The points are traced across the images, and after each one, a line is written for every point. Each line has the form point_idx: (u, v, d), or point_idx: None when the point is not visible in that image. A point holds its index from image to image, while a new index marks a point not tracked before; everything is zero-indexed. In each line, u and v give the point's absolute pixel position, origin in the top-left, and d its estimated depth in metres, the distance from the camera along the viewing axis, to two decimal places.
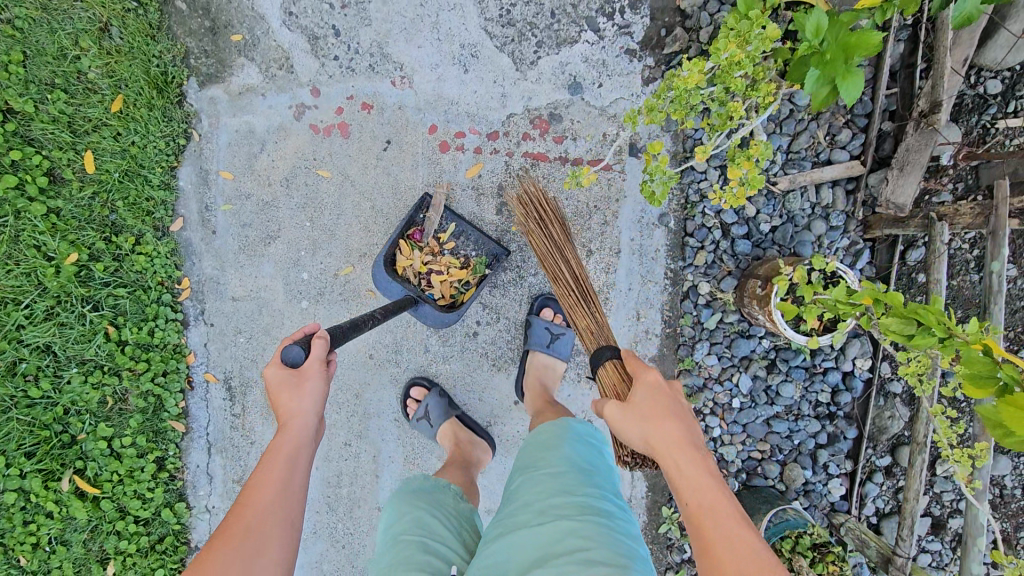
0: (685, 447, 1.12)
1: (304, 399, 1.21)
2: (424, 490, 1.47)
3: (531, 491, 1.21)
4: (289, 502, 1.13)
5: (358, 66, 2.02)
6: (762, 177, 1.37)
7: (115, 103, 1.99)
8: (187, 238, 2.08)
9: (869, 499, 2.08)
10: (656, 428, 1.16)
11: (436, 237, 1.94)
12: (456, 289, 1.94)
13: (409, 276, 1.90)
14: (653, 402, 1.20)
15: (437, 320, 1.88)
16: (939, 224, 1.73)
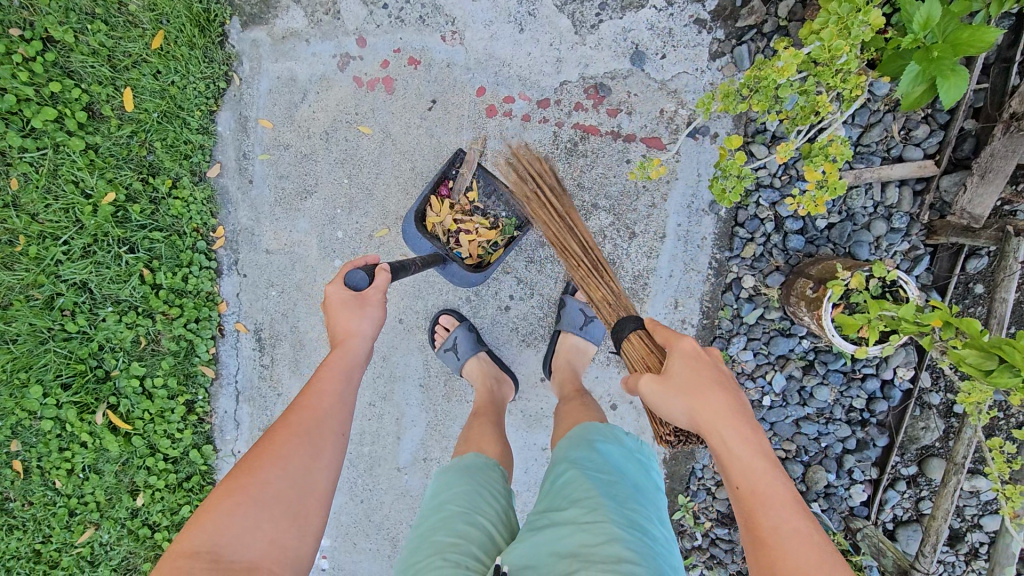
0: (729, 424, 1.08)
1: (363, 320, 1.28)
2: (476, 465, 1.41)
3: (579, 488, 1.18)
4: (341, 412, 1.17)
5: (408, 16, 1.90)
6: (842, 181, 1.36)
7: (156, 40, 1.93)
8: (223, 186, 2.04)
9: (888, 506, 2.04)
10: (705, 415, 1.10)
11: (466, 195, 1.89)
12: (484, 249, 1.91)
13: (438, 233, 1.87)
14: (698, 373, 1.15)
15: (463, 280, 1.87)
16: (1016, 240, 1.64)
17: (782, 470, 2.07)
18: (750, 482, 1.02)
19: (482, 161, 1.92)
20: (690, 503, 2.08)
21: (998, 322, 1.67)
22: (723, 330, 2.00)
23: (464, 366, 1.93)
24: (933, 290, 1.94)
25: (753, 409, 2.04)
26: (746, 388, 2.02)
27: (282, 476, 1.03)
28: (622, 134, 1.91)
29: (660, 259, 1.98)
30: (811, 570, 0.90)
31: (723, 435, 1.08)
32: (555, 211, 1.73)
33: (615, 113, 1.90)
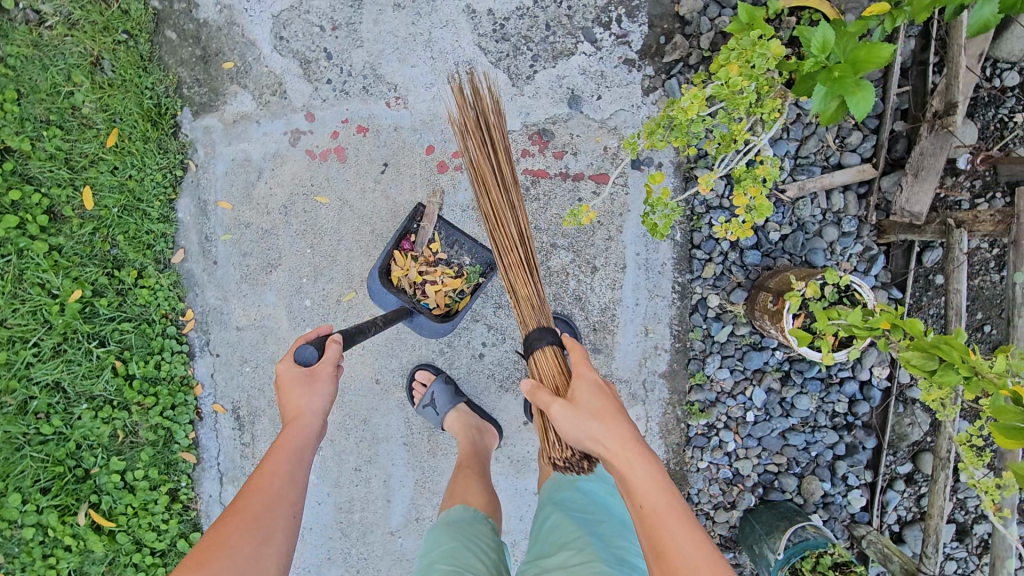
0: (635, 449, 1.12)
1: (314, 398, 1.25)
2: (462, 518, 1.39)
3: (566, 532, 1.23)
4: (292, 494, 1.17)
5: (352, 88, 1.98)
6: (770, 204, 1.41)
7: (111, 138, 1.99)
8: (189, 269, 2.07)
9: (891, 507, 2.02)
10: (609, 437, 1.13)
11: (430, 247, 1.92)
12: (451, 298, 1.92)
13: (404, 287, 1.89)
14: (603, 407, 1.17)
15: (432, 331, 1.90)
16: (957, 232, 1.68)
17: (777, 485, 2.03)
18: (651, 503, 1.08)
19: (442, 213, 1.97)
20: None
21: (957, 313, 1.69)
22: (696, 352, 2.01)
23: (444, 420, 1.93)
24: (893, 286, 1.97)
25: (738, 427, 2.03)
26: (728, 406, 2.02)
27: (232, 567, 1.04)
28: (570, 174, 1.97)
29: (625, 289, 2.02)
30: None
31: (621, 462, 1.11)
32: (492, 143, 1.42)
33: (561, 155, 1.97)
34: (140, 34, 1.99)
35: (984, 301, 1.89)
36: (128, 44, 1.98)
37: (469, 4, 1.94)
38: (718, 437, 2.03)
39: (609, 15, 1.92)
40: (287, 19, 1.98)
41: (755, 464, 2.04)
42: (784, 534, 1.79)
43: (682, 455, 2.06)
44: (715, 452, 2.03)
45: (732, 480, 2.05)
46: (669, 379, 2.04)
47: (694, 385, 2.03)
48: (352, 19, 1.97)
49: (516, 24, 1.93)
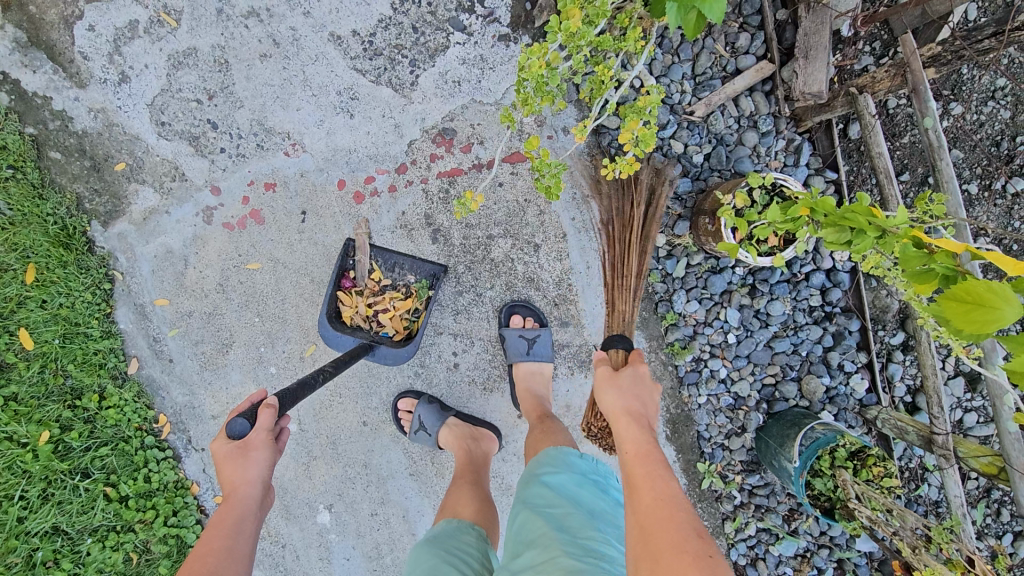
0: (638, 442, 1.19)
1: (248, 467, 1.25)
2: (444, 533, 1.41)
3: (536, 529, 1.23)
4: (230, 567, 1.15)
5: (247, 150, 1.94)
6: (654, 135, 1.39)
7: (29, 273, 1.94)
8: (148, 375, 2.04)
9: (896, 380, 2.02)
10: (623, 416, 1.27)
11: (372, 277, 1.92)
12: (408, 319, 1.93)
13: (359, 323, 1.90)
14: (634, 403, 1.32)
15: (396, 358, 1.86)
16: (861, 97, 1.66)
17: (779, 396, 2.03)
18: (647, 467, 1.12)
19: (373, 241, 1.96)
20: (712, 466, 2.06)
21: (886, 176, 1.66)
22: (661, 294, 2.01)
23: (439, 439, 1.89)
24: (827, 168, 1.97)
25: (724, 351, 2.02)
26: (708, 335, 2.02)
27: None
28: (484, 163, 1.95)
29: (572, 256, 2.00)
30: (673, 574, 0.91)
31: (633, 448, 1.18)
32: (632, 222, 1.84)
33: (469, 148, 1.94)
34: (26, 164, 1.93)
35: (916, 156, 1.92)
36: (17, 178, 1.92)
37: (332, 31, 1.88)
38: (708, 367, 2.03)
39: None
40: (162, 103, 1.91)
41: (752, 382, 2.04)
42: (795, 439, 1.78)
43: (680, 397, 2.05)
44: (710, 383, 2.02)
45: (736, 404, 2.04)
46: (644, 328, 2.03)
47: (669, 326, 2.02)
48: (225, 83, 1.90)
49: (384, 36, 1.89)
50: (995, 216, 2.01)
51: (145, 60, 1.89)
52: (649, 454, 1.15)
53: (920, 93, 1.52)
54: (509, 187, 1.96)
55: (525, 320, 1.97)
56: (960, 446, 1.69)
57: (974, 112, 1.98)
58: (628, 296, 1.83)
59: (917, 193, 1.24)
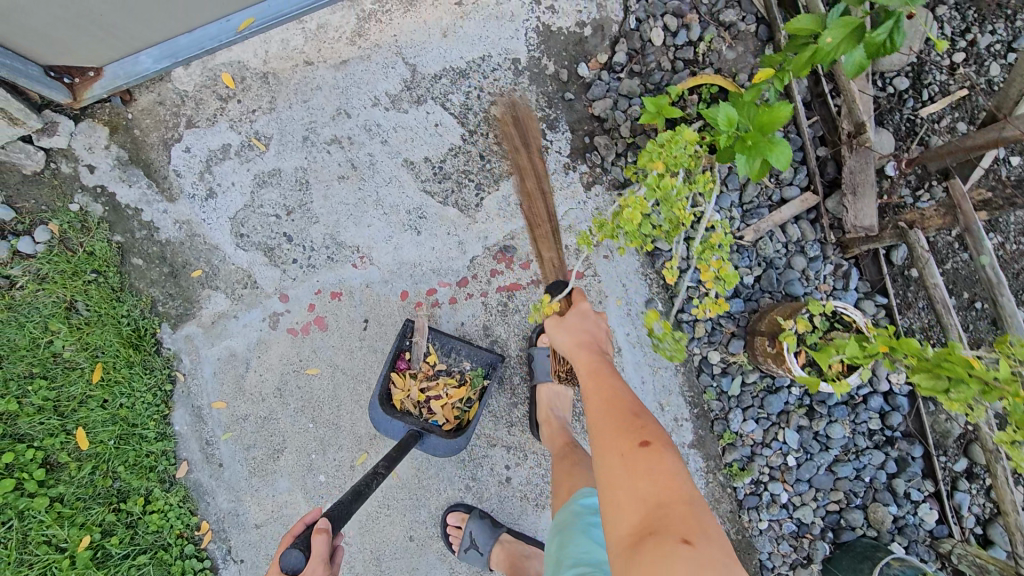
0: (586, 360, 1.36)
1: None
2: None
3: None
4: None
5: (317, 261, 2.05)
6: (735, 272, 1.51)
7: (96, 372, 2.00)
8: (195, 479, 2.02)
9: (965, 510, 1.95)
10: (579, 351, 1.40)
11: (426, 361, 1.93)
12: (459, 409, 1.92)
13: (410, 408, 1.89)
14: (583, 337, 1.45)
15: (447, 449, 1.81)
16: (913, 232, 1.71)
17: (845, 524, 1.96)
18: (598, 378, 1.29)
19: (432, 327, 1.99)
20: None
21: (944, 307, 1.69)
22: (717, 412, 2.00)
23: (490, 557, 1.89)
24: (877, 293, 2.03)
25: (784, 474, 1.98)
26: (767, 457, 1.98)
27: None
28: (542, 279, 2.03)
29: (627, 371, 2.02)
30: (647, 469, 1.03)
31: (593, 386, 1.28)
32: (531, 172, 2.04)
33: (528, 265, 2.03)
34: (108, 268, 2.04)
35: (962, 282, 1.96)
36: (99, 281, 2.03)
37: (406, 157, 2.04)
38: (769, 491, 1.97)
39: (534, 131, 2.05)
40: (244, 217, 2.05)
41: (815, 508, 1.97)
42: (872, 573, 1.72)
43: (740, 520, 1.99)
44: (772, 508, 1.96)
45: (799, 532, 1.97)
46: (700, 447, 2.00)
47: (726, 445, 1.99)
48: (304, 201, 2.05)
49: (453, 163, 2.04)
50: None
51: (232, 178, 2.06)
52: (617, 394, 1.22)
53: (973, 232, 1.57)
54: (565, 302, 2.03)
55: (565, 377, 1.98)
56: None
57: (1014, 241, 2.05)
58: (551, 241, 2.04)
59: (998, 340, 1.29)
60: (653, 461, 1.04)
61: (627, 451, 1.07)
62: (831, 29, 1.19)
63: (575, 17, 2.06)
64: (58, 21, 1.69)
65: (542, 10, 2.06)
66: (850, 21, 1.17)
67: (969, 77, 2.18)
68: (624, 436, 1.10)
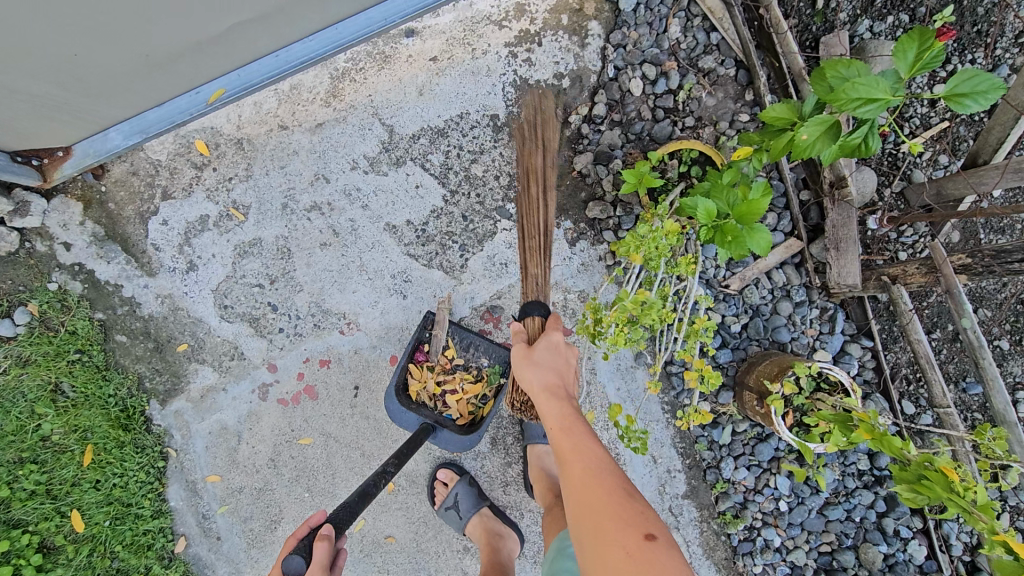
0: (559, 413, 1.25)
1: None
2: None
3: None
4: None
5: (304, 329, 2.03)
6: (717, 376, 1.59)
7: (87, 455, 1.97)
8: (195, 553, 2.02)
9: (953, 539, 1.96)
10: (550, 395, 1.30)
11: (445, 354, 1.90)
12: (474, 405, 1.90)
13: (425, 400, 1.88)
14: (552, 378, 1.34)
15: (458, 445, 1.84)
16: (896, 288, 1.77)
17: (837, 564, 2.01)
18: (561, 420, 1.24)
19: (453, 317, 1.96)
20: None
21: (928, 361, 1.77)
22: (708, 461, 2.03)
23: (467, 524, 1.91)
24: (862, 335, 2.04)
25: (777, 519, 2.02)
26: (758, 503, 2.02)
27: None
28: None
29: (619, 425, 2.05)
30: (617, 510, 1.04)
31: (568, 445, 1.19)
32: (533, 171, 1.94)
33: None
34: (92, 347, 2.01)
35: (945, 314, 1.98)
36: (83, 361, 2.00)
37: (388, 222, 2.03)
38: (762, 536, 2.03)
39: (516, 188, 2.03)
40: (226, 288, 2.03)
41: (808, 550, 2.03)
42: None
43: (735, 566, 2.05)
44: (765, 553, 2.02)
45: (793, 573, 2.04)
46: (693, 496, 2.05)
47: (718, 493, 2.04)
48: (286, 269, 2.03)
49: (435, 225, 2.02)
50: None
51: (212, 250, 2.03)
52: (600, 465, 1.14)
53: (955, 295, 1.60)
54: None
55: None
56: None
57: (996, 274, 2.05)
58: (540, 256, 1.87)
59: (979, 428, 1.39)
60: (662, 556, 0.98)
61: (634, 548, 0.98)
62: (807, 124, 1.22)
63: (553, 69, 2.03)
64: (22, 115, 1.66)
65: (518, 63, 2.03)
66: (825, 117, 1.21)
67: (949, 109, 2.03)
68: (627, 525, 1.02)
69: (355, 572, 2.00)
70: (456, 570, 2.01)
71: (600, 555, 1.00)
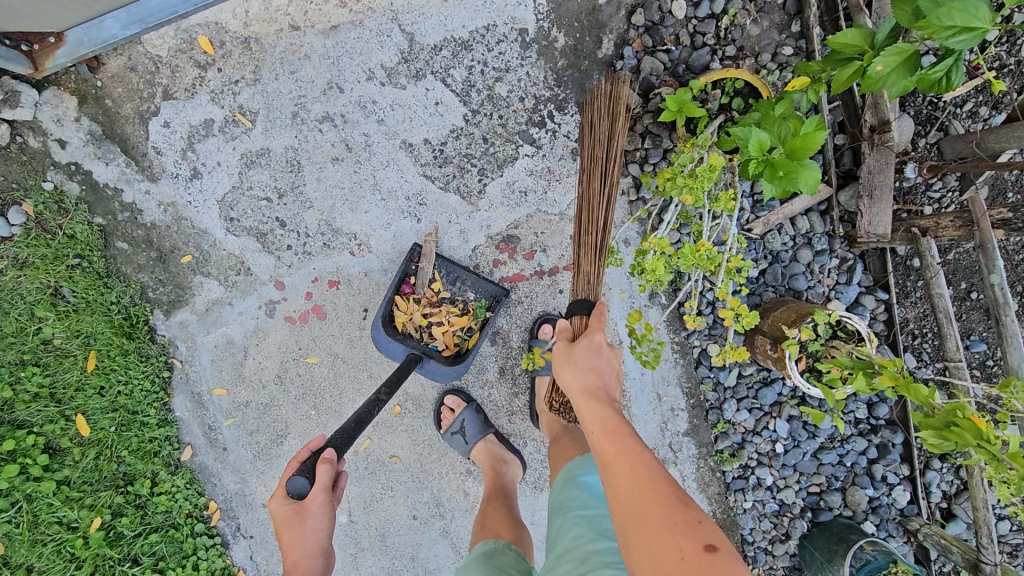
0: (620, 435, 1.12)
1: (314, 523, 1.31)
2: (495, 557, 1.46)
3: (572, 536, 1.33)
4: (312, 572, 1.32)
5: (313, 248, 1.97)
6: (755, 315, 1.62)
7: (90, 361, 1.94)
8: (201, 462, 2.05)
9: (935, 488, 2.03)
10: (594, 408, 1.18)
11: (431, 287, 1.89)
12: (459, 336, 1.90)
13: (411, 331, 1.87)
14: (592, 378, 1.24)
15: (444, 375, 1.81)
16: (925, 241, 1.73)
17: (824, 505, 2.08)
18: (607, 429, 1.14)
19: (438, 251, 1.94)
20: (755, 570, 2.12)
21: (946, 316, 1.75)
22: (712, 402, 2.07)
23: (471, 448, 1.94)
24: (878, 288, 2.02)
25: (771, 460, 2.08)
26: (756, 443, 2.07)
27: None
28: (545, 270, 1.99)
29: (627, 362, 2.09)
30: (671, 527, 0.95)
31: (615, 452, 1.10)
32: (591, 189, 1.60)
33: (531, 255, 1.98)
34: (92, 252, 1.94)
35: (962, 272, 1.96)
36: (83, 266, 1.93)
37: (404, 139, 1.92)
38: (755, 475, 2.08)
39: (541, 112, 1.92)
40: (232, 199, 1.94)
41: (797, 490, 2.09)
42: (845, 559, 1.82)
43: (726, 501, 2.12)
44: (756, 490, 2.08)
45: (780, 511, 2.10)
46: (694, 434, 2.10)
47: (718, 433, 2.09)
48: (296, 182, 1.93)
49: (454, 145, 1.93)
50: None
51: (218, 157, 1.92)
52: (650, 468, 1.05)
53: (988, 249, 1.59)
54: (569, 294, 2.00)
55: (556, 331, 1.97)
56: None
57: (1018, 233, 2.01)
58: (595, 256, 1.56)
59: (1003, 379, 1.31)
60: (724, 566, 0.89)
61: (688, 557, 0.90)
62: (882, 56, 1.16)
63: None
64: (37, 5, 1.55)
65: None
66: (903, 49, 1.15)
67: (998, 58, 1.92)
68: (678, 531, 0.94)
69: (359, 486, 2.05)
70: (457, 491, 2.07)
71: (657, 574, 0.92)
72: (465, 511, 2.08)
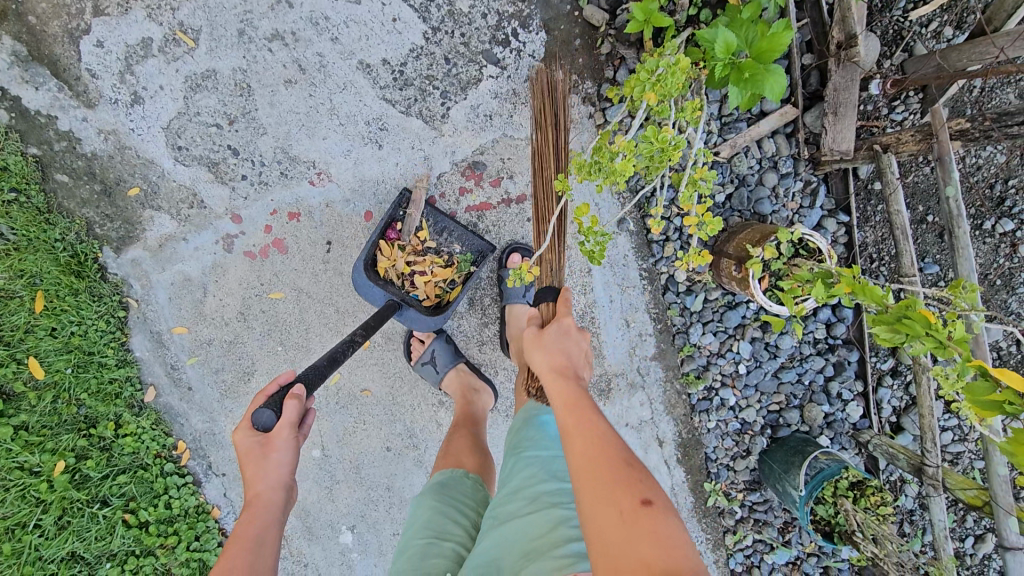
0: (579, 410, 1.15)
1: (279, 459, 1.27)
2: (450, 492, 1.46)
3: (523, 475, 1.28)
4: (274, 510, 1.28)
5: (269, 178, 1.88)
6: (719, 222, 1.63)
7: (37, 302, 1.84)
8: (166, 403, 2.01)
9: (885, 403, 2.14)
10: (557, 391, 1.21)
11: (417, 235, 1.82)
12: (441, 288, 1.84)
13: (393, 278, 1.79)
14: (558, 358, 1.29)
15: (423, 325, 1.75)
16: (885, 156, 1.75)
17: (783, 422, 2.16)
18: (572, 405, 1.16)
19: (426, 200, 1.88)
20: (717, 485, 2.21)
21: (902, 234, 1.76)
22: (679, 326, 2.13)
23: (443, 378, 1.94)
24: (840, 211, 2.05)
25: (734, 381, 2.15)
26: (720, 365, 2.14)
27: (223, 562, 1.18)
28: (513, 198, 1.95)
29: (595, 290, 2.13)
30: (615, 488, 0.98)
31: (574, 425, 1.12)
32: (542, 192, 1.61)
33: (498, 182, 1.94)
34: (30, 186, 1.82)
35: (919, 195, 2.02)
36: (20, 202, 1.81)
37: (361, 59, 1.82)
38: (719, 396, 2.16)
39: (505, 31, 1.84)
40: (179, 126, 1.83)
41: (758, 409, 2.17)
42: (800, 469, 1.89)
43: (692, 422, 2.20)
44: (720, 410, 2.16)
45: (742, 429, 2.18)
46: (661, 357, 2.16)
47: (685, 356, 2.15)
48: (246, 107, 1.83)
49: (415, 66, 1.84)
50: (984, 253, 2.02)
51: (159, 81, 1.79)
52: (604, 437, 1.08)
53: (945, 163, 1.60)
54: None
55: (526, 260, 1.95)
56: (947, 477, 1.80)
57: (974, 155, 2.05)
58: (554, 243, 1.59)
59: (952, 281, 1.36)
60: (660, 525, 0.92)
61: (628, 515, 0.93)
62: None
63: None
64: None
65: None
66: None
67: None
68: (625, 493, 0.96)
69: (331, 420, 2.05)
70: (430, 422, 2.09)
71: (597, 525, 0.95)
72: (438, 441, 2.10)
